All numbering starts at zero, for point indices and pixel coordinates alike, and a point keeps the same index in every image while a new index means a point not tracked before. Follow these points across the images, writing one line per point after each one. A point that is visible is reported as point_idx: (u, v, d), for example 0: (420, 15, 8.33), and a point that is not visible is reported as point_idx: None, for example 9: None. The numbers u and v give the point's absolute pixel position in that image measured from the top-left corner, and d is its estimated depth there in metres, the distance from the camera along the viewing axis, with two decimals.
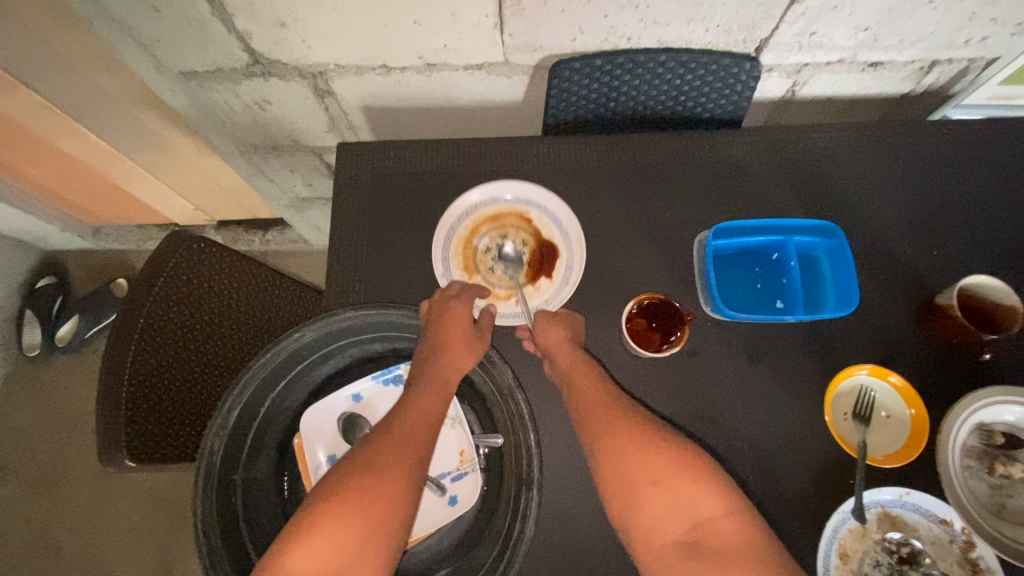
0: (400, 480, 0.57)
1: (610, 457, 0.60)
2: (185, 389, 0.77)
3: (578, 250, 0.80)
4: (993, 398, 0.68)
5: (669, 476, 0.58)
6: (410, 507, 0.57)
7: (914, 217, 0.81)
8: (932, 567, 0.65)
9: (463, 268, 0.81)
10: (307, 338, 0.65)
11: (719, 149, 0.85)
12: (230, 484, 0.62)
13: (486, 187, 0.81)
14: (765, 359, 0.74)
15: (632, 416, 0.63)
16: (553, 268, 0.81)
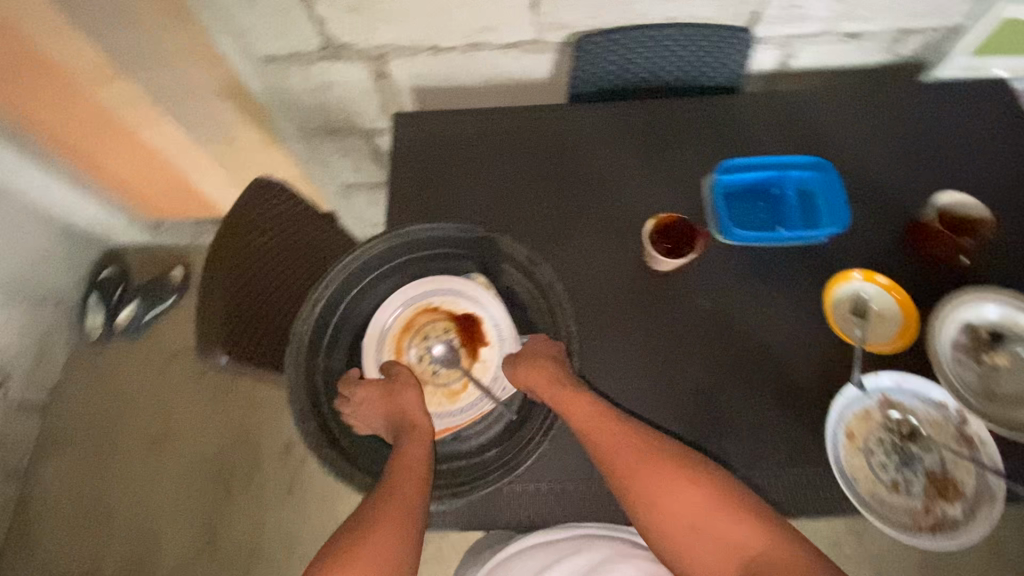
0: (393, 531, 0.64)
1: (642, 504, 0.66)
2: (263, 310, 0.88)
3: (497, 303, 0.80)
4: (969, 297, 0.77)
5: (704, 518, 0.64)
6: (403, 556, 0.64)
7: (896, 157, 0.93)
8: (931, 443, 0.72)
9: None
10: (380, 249, 0.82)
11: (721, 107, 0.99)
12: (314, 365, 0.76)
13: (385, 307, 0.80)
14: (771, 274, 0.84)
15: (665, 458, 0.68)
16: (486, 332, 0.80)
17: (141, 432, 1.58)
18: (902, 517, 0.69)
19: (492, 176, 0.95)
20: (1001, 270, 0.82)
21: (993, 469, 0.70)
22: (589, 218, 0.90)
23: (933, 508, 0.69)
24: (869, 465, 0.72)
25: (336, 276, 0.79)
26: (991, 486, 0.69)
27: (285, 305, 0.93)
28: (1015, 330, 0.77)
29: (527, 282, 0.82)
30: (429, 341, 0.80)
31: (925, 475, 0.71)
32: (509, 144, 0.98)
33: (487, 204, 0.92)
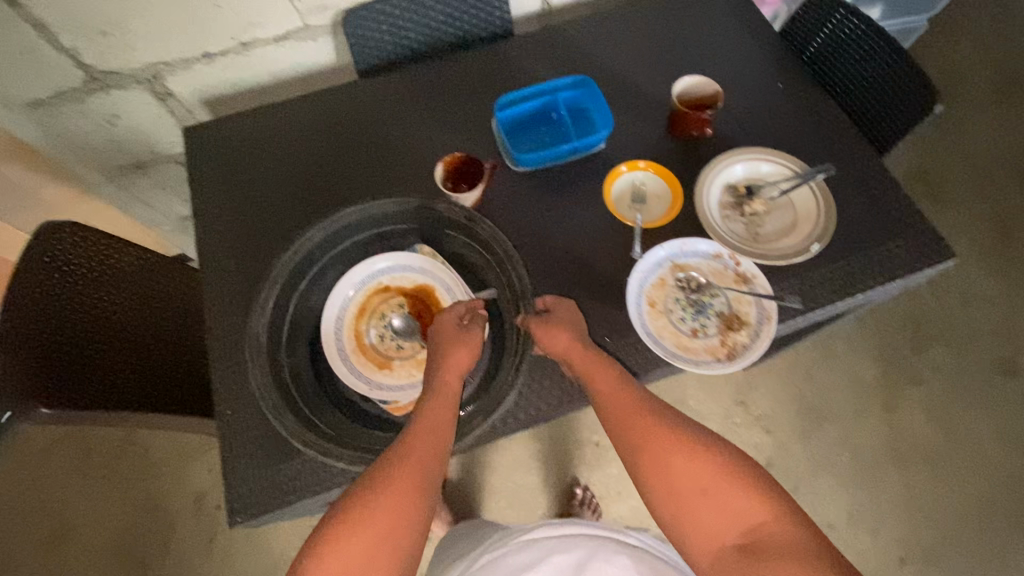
0: (409, 495, 0.59)
1: (651, 471, 0.63)
2: (92, 353, 0.84)
3: (447, 271, 0.82)
4: (721, 161, 0.89)
5: (714, 484, 0.61)
6: (420, 526, 0.58)
7: (651, 60, 1.04)
8: (717, 290, 0.83)
9: (379, 370, 0.78)
10: (318, 237, 0.81)
11: (496, 51, 1.06)
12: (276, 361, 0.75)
13: (336, 293, 0.80)
14: (563, 185, 0.92)
15: (671, 427, 0.65)
16: (440, 299, 0.81)
17: (35, 534, 1.46)
18: (704, 355, 0.79)
19: (295, 165, 0.95)
20: (746, 131, 0.95)
21: (766, 295, 0.81)
22: (397, 174, 0.93)
23: (727, 340, 0.80)
24: (669, 322, 0.82)
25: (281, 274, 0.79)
26: (767, 309, 0.80)
27: (117, 343, 0.88)
28: (762, 179, 0.89)
29: (470, 242, 0.85)
30: (387, 318, 0.80)
31: (717, 316, 0.82)
32: (311, 132, 0.99)
33: (296, 192, 0.92)
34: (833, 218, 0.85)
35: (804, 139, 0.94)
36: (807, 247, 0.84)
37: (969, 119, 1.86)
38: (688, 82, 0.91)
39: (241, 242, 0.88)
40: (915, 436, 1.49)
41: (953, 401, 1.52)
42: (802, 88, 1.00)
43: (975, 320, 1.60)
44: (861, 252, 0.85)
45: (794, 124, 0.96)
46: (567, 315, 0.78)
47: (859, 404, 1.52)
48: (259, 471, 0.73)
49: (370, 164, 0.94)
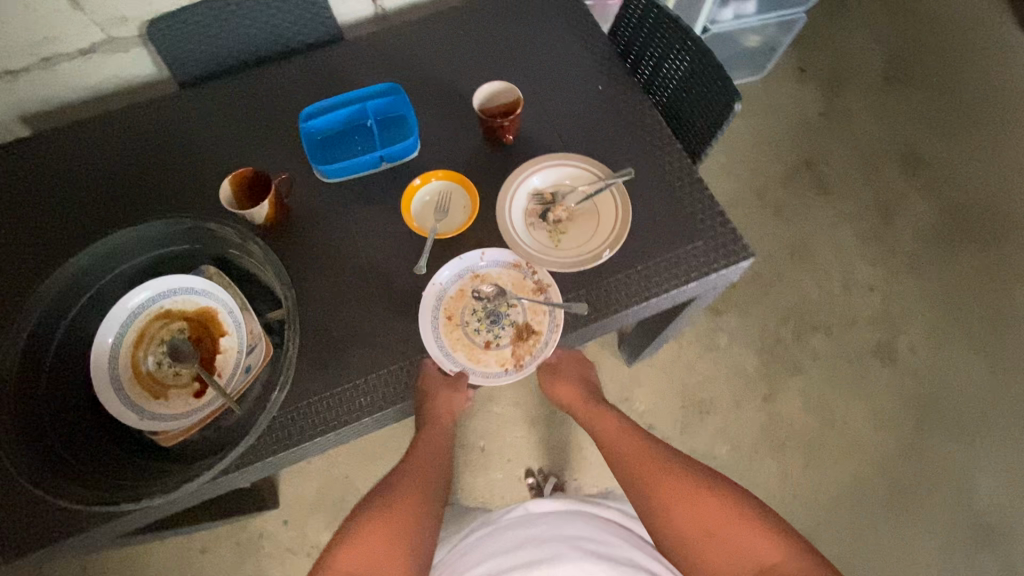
0: (415, 501, 0.76)
1: (659, 514, 0.77)
2: None
3: (227, 291, 0.78)
4: (525, 169, 0.89)
5: (716, 522, 0.73)
6: (427, 525, 0.75)
7: (474, 63, 1.02)
8: (515, 299, 0.82)
9: (152, 399, 0.74)
10: (82, 263, 0.76)
11: (317, 57, 1.03)
12: (29, 400, 0.70)
13: (107, 321, 0.75)
14: (371, 197, 0.90)
15: (676, 478, 0.79)
16: (222, 323, 0.77)
17: None
18: (493, 365, 0.79)
19: (94, 189, 0.91)
20: (558, 134, 0.94)
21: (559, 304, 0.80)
22: (199, 191, 0.91)
23: (517, 349, 0.80)
24: (464, 334, 0.81)
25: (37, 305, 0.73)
26: (559, 317, 0.80)
27: None
28: (566, 185, 0.89)
29: (250, 260, 0.80)
30: (167, 345, 0.76)
31: (512, 325, 0.81)
32: (117, 153, 0.94)
33: (94, 218, 0.89)
34: (628, 222, 0.85)
35: (618, 142, 0.93)
36: (600, 253, 0.84)
37: (856, 108, 1.89)
38: (481, 93, 0.91)
39: (31, 277, 0.85)
40: (794, 424, 1.51)
41: (832, 388, 1.55)
42: (620, 89, 0.99)
43: (855, 308, 1.63)
44: (656, 255, 0.85)
45: (607, 126, 0.95)
46: (565, 365, 0.84)
47: (740, 396, 1.54)
48: (25, 514, 0.71)
49: (173, 182, 0.91)
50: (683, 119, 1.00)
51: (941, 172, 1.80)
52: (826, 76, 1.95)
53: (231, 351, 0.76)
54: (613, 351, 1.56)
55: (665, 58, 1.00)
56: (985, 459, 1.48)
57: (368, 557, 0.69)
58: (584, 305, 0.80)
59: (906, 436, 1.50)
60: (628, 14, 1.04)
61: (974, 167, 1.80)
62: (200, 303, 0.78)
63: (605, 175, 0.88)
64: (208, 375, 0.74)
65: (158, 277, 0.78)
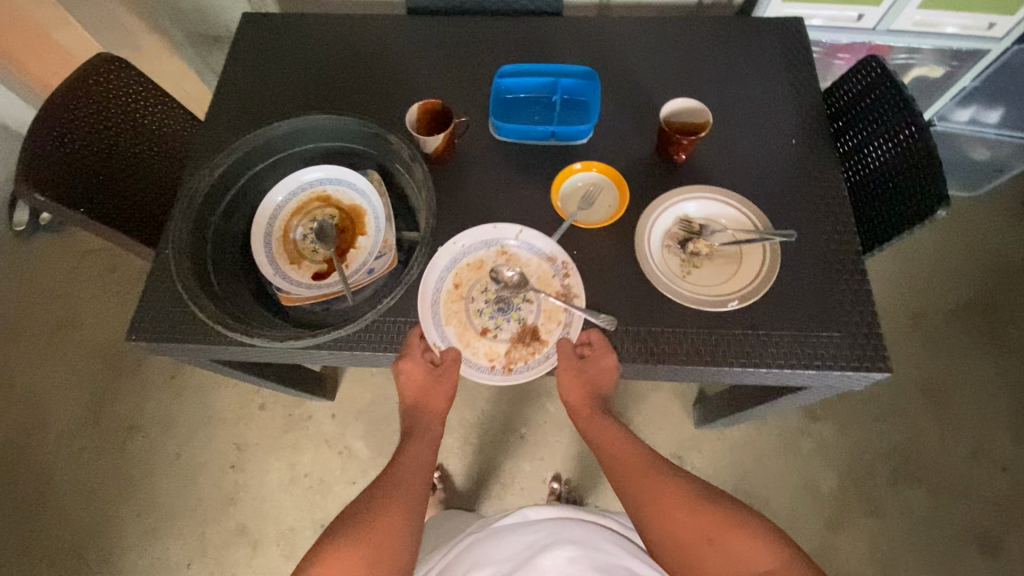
0: (395, 512, 0.73)
1: (661, 526, 0.73)
2: (104, 171, 0.97)
3: (381, 200, 0.86)
4: (683, 193, 0.87)
5: (723, 536, 0.69)
6: (410, 534, 0.72)
7: (673, 76, 1.01)
8: (532, 295, 0.82)
9: (289, 262, 0.84)
10: (283, 130, 0.88)
11: (531, 23, 1.08)
12: (205, 223, 0.83)
13: (283, 185, 0.86)
14: (529, 165, 0.94)
15: (676, 488, 0.75)
16: (365, 224, 0.85)
17: (51, 316, 1.70)
18: (480, 356, 0.80)
19: (310, 74, 1.04)
20: (730, 171, 0.91)
21: (577, 323, 0.81)
22: (388, 105, 1.00)
23: (511, 350, 0.80)
24: (466, 308, 0.82)
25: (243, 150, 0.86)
26: (573, 330, 0.80)
27: (126, 173, 1.01)
28: (718, 223, 0.86)
29: (410, 181, 0.87)
30: (315, 223, 0.85)
31: (518, 322, 0.81)
32: (338, 51, 1.07)
33: (302, 97, 1.02)
34: (769, 282, 0.80)
35: (788, 200, 0.88)
36: (727, 301, 0.80)
37: None
38: (668, 105, 0.89)
39: (241, 127, 0.99)
40: (848, 566, 1.35)
41: (908, 550, 1.36)
42: (813, 150, 0.93)
43: (975, 480, 1.41)
44: (784, 326, 0.80)
45: (783, 181, 0.90)
46: (595, 372, 0.79)
47: (801, 510, 1.40)
48: (162, 310, 0.84)
49: (371, 90, 1.01)
50: (872, 203, 0.92)
51: None
52: None
53: (364, 252, 0.84)
54: (686, 404, 1.49)
55: (878, 137, 0.91)
56: None
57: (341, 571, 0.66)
58: (613, 321, 0.79)
59: None
60: (852, 81, 0.96)
61: None
62: (355, 200, 0.86)
63: (763, 228, 0.84)
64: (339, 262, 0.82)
65: (332, 165, 0.88)
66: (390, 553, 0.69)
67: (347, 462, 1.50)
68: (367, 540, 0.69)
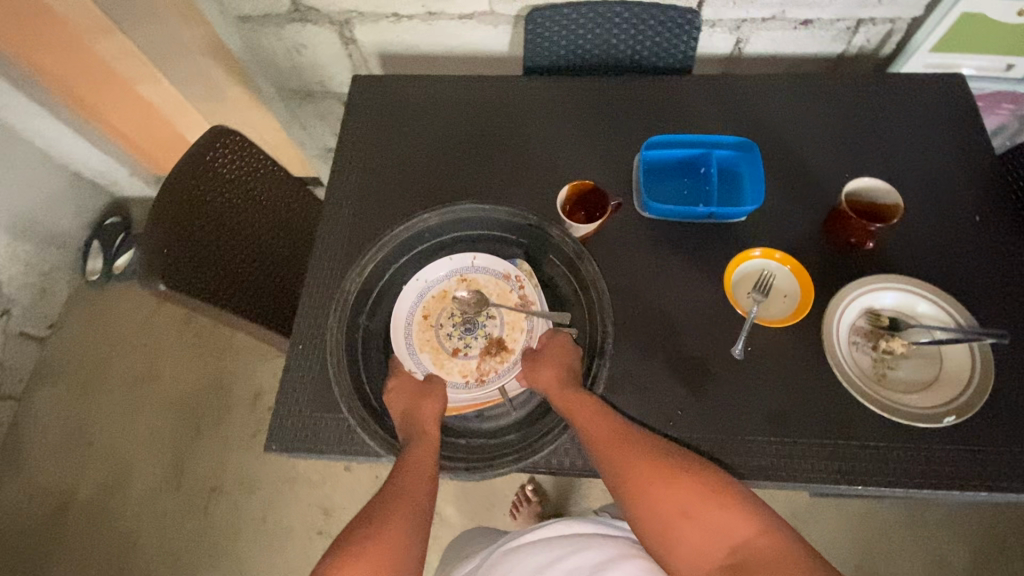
0: (400, 521, 0.61)
1: (642, 511, 0.62)
2: (222, 249, 0.91)
3: (533, 291, 0.80)
4: (871, 283, 0.79)
5: (698, 507, 0.60)
6: (417, 543, 0.61)
7: (829, 143, 0.93)
8: (494, 312, 0.80)
9: (439, 363, 0.77)
10: (432, 222, 0.84)
11: (666, 84, 1.00)
12: (356, 325, 0.78)
13: (425, 279, 0.80)
14: (684, 247, 0.86)
15: (647, 457, 0.64)
16: (517, 319, 0.79)
17: (129, 369, 1.66)
18: (454, 375, 0.76)
19: (431, 146, 0.98)
20: (914, 256, 0.82)
21: (539, 328, 0.78)
22: (521, 179, 0.93)
23: (481, 364, 0.77)
24: (437, 336, 0.79)
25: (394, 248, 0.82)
26: (535, 338, 0.78)
27: (243, 249, 0.95)
28: (912, 317, 0.78)
29: (568, 274, 0.82)
30: (461, 318, 0.79)
31: (485, 338, 0.79)
32: (461, 117, 1.00)
33: (426, 172, 0.95)
34: (983, 396, 0.72)
35: (983, 290, 0.80)
36: (939, 415, 0.72)
37: None
38: (854, 184, 0.80)
39: (365, 204, 0.92)
40: None
41: None
42: (1003, 228, 0.84)
43: None
44: (1002, 441, 0.72)
45: (973, 266, 0.81)
46: (554, 356, 0.74)
47: None
48: (301, 415, 0.76)
49: (502, 162, 0.95)
50: None
51: None
52: None
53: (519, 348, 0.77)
54: None
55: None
56: None
57: None
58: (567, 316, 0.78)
59: None
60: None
61: None
62: (504, 289, 0.81)
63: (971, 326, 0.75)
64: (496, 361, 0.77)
65: (477, 255, 0.82)
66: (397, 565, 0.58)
67: (438, 529, 1.43)
68: (372, 556, 0.58)
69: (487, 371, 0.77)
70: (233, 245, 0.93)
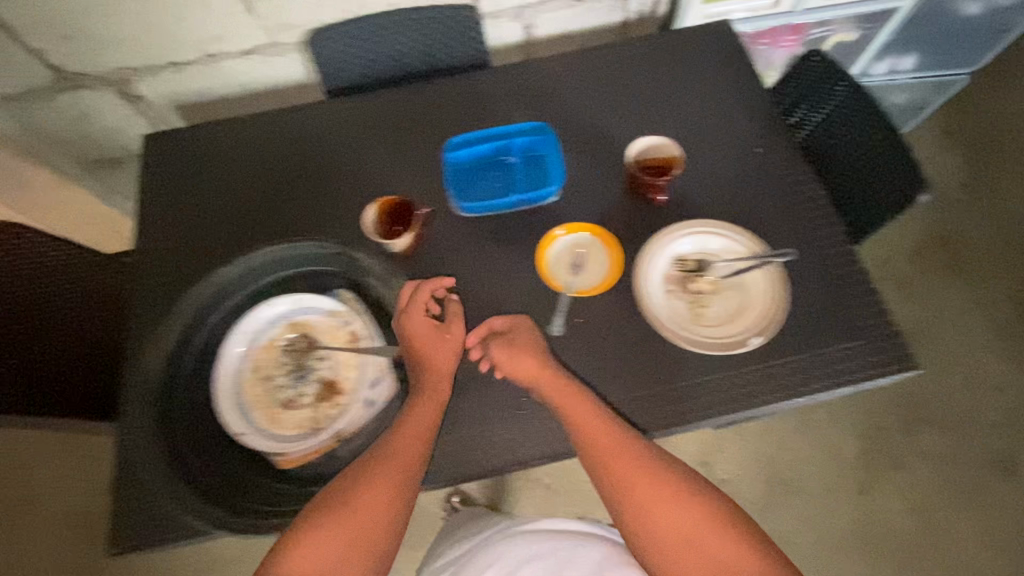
0: (392, 481, 0.63)
1: (646, 528, 0.61)
2: (36, 359, 0.94)
3: (356, 319, 0.78)
4: (673, 232, 0.84)
5: (704, 536, 0.60)
6: (405, 502, 0.63)
7: (620, 108, 0.98)
8: (324, 352, 0.76)
9: (268, 418, 0.74)
10: (241, 271, 0.81)
11: (463, 83, 1.02)
12: (177, 402, 0.75)
13: (244, 333, 0.78)
14: (504, 237, 0.88)
15: (664, 481, 0.63)
16: (344, 353, 0.76)
17: None
18: (288, 428, 0.73)
19: (238, 192, 0.94)
20: (707, 196, 0.89)
21: (372, 363, 0.76)
22: (335, 206, 0.91)
23: (317, 410, 0.74)
24: (268, 390, 0.76)
25: (191, 325, 0.77)
26: (371, 369, 0.75)
27: (54, 349, 0.96)
28: (714, 255, 0.83)
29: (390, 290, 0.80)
30: (288, 366, 0.76)
31: (318, 382, 0.75)
32: (266, 154, 0.97)
33: (235, 221, 0.91)
34: (784, 310, 0.79)
35: (771, 213, 0.87)
36: (747, 339, 0.78)
37: (1007, 183, 1.71)
38: (631, 149, 0.85)
39: (177, 268, 0.88)
40: (890, 526, 1.38)
41: (939, 492, 1.40)
42: (780, 153, 0.92)
43: (976, 409, 1.47)
44: (807, 345, 0.79)
45: (759, 194, 0.88)
46: (526, 342, 0.75)
47: (831, 483, 1.42)
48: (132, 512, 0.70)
49: (313, 193, 0.93)
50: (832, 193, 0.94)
51: None
52: (976, 143, 1.77)
53: (350, 384, 0.75)
54: None
55: (840, 122, 0.91)
56: None
57: (326, 552, 0.57)
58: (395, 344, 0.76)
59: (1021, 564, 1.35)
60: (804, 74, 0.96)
61: None
62: (328, 325, 0.78)
63: (764, 252, 0.82)
64: (327, 404, 0.74)
65: (295, 295, 0.80)
66: (379, 518, 0.60)
67: None
68: (362, 508, 0.60)
69: (320, 416, 0.73)
70: (49, 349, 0.96)
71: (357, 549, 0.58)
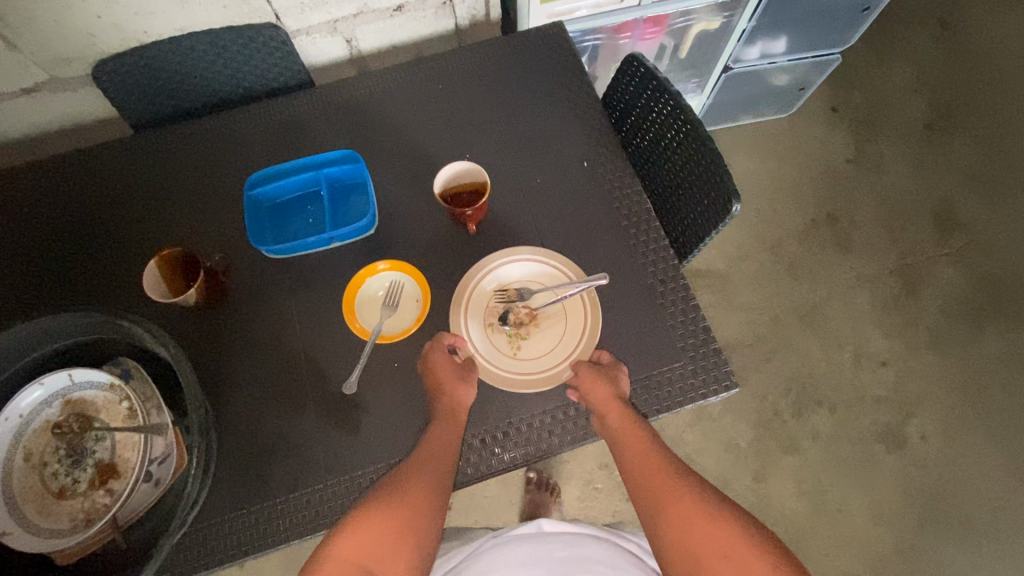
0: (423, 494, 0.64)
1: (678, 534, 0.61)
2: None
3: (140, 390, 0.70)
4: (492, 262, 0.80)
5: (737, 549, 0.57)
6: (431, 529, 0.64)
7: (442, 124, 0.92)
8: (102, 431, 0.70)
9: (39, 511, 0.67)
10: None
11: (273, 107, 0.93)
12: None
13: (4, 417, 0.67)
14: (312, 279, 0.82)
15: (703, 495, 0.63)
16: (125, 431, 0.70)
17: None
18: (63, 520, 0.67)
19: (6, 248, 0.83)
20: (529, 218, 0.85)
21: (158, 440, 0.68)
22: (124, 257, 0.82)
23: (95, 496, 0.68)
24: (39, 478, 0.68)
25: None
26: (156, 448, 0.67)
27: None
28: (535, 283, 0.80)
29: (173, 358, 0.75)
30: (61, 450, 0.69)
31: (94, 466, 0.69)
32: (49, 200, 0.86)
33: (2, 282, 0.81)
34: (597, 337, 0.76)
35: (591, 232, 0.83)
36: (561, 373, 0.75)
37: (889, 156, 1.73)
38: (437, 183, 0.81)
39: None
40: (785, 509, 1.41)
41: (830, 471, 1.44)
42: (604, 166, 0.88)
43: (864, 386, 1.50)
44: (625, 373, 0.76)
45: (580, 212, 0.85)
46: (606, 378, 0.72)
47: (728, 472, 1.44)
48: None
49: (102, 243, 0.83)
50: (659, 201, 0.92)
51: (979, 239, 1.63)
52: (859, 118, 1.78)
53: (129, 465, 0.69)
54: None
55: (659, 129, 0.87)
56: (992, 567, 1.36)
57: (357, 550, 0.58)
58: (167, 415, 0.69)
59: (906, 534, 1.39)
60: (625, 79, 0.91)
61: (1014, 231, 1.63)
62: (109, 400, 0.70)
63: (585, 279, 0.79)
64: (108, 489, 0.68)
65: (66, 368, 0.70)
66: (416, 528, 0.62)
67: None
68: (397, 514, 0.62)
69: (98, 503, 0.68)
70: None
71: (397, 545, 0.60)
